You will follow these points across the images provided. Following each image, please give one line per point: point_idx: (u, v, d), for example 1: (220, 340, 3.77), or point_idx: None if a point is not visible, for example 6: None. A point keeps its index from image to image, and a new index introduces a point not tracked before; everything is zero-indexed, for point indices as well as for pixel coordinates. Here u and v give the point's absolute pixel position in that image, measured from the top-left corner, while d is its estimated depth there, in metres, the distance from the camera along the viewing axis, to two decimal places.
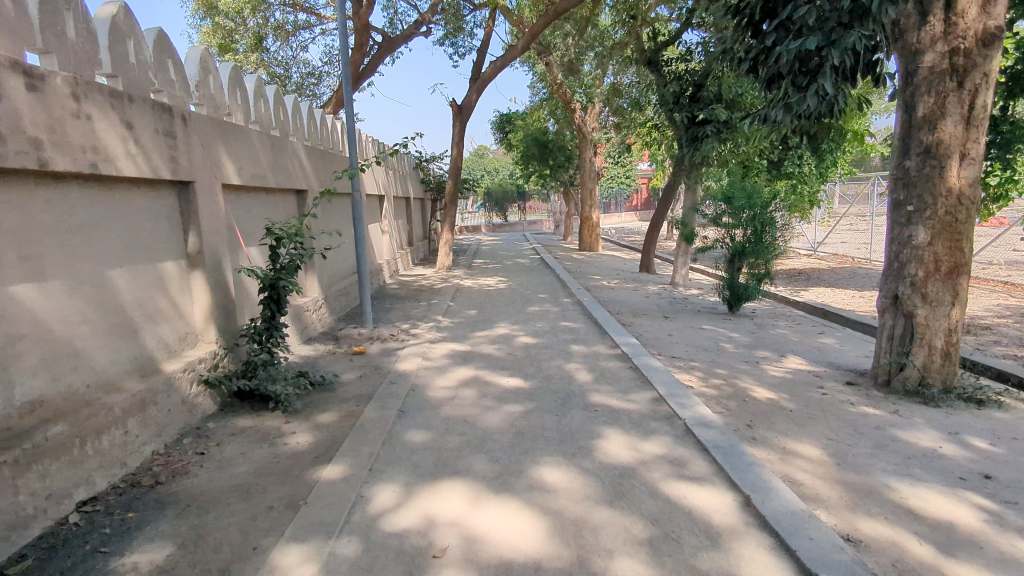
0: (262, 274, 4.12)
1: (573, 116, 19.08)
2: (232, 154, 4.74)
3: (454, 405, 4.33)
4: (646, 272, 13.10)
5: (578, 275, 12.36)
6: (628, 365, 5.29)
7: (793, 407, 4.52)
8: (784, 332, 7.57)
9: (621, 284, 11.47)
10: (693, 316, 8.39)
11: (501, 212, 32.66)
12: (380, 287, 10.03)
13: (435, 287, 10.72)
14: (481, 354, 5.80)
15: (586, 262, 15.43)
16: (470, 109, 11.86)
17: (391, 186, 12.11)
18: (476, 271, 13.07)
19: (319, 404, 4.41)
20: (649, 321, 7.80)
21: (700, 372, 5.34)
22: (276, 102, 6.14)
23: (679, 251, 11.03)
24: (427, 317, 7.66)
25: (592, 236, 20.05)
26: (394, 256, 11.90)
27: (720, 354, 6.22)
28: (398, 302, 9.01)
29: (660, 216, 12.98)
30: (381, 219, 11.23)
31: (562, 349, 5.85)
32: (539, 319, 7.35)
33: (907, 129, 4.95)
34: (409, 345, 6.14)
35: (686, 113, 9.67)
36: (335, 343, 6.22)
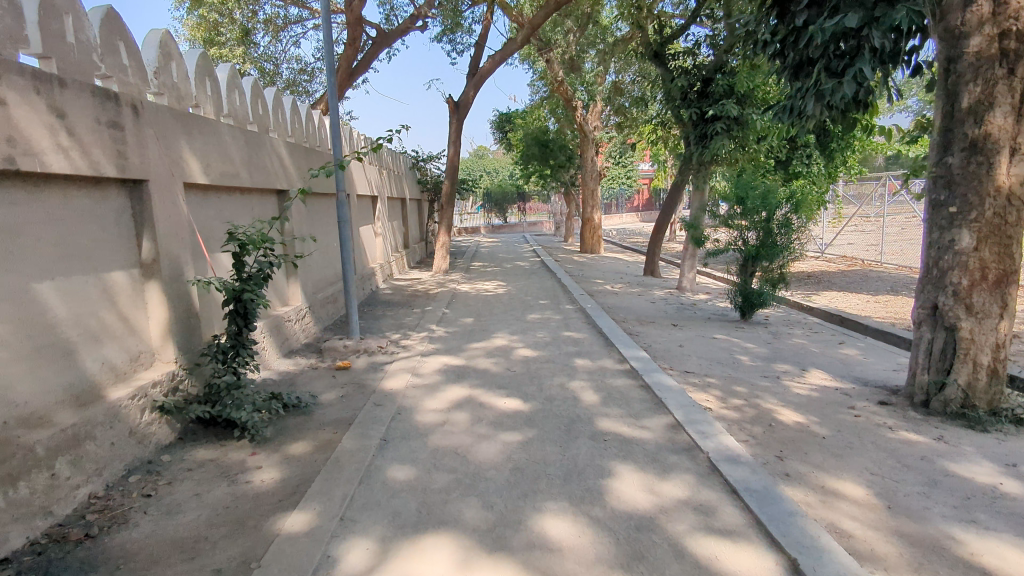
0: (224, 286, 3.62)
1: (575, 115, 18.58)
2: (196, 150, 4.24)
3: (444, 433, 3.83)
4: (651, 275, 12.60)
5: (580, 279, 11.86)
6: (638, 383, 4.78)
7: (826, 433, 4.02)
8: (802, 342, 7.07)
9: (625, 288, 10.98)
10: (703, 324, 7.89)
11: (501, 213, 32.19)
12: (373, 293, 9.53)
13: (431, 292, 10.22)
14: (477, 369, 5.30)
15: (589, 264, 14.93)
16: (467, 106, 11.37)
17: (385, 186, 11.62)
18: (474, 275, 12.57)
19: (292, 431, 3.90)
20: (657, 330, 7.30)
21: (718, 390, 4.84)
22: (254, 95, 5.64)
23: (686, 254, 10.53)
24: (420, 326, 7.16)
25: (594, 237, 19.54)
26: (388, 259, 11.41)
27: (736, 369, 5.72)
28: (390, 309, 8.52)
29: (665, 217, 12.48)
30: (374, 221, 10.74)
31: (565, 363, 5.35)
32: (539, 328, 6.86)
33: (948, 122, 4.45)
34: (399, 359, 5.64)
35: (695, 109, 9.18)
36: (318, 356, 5.74)
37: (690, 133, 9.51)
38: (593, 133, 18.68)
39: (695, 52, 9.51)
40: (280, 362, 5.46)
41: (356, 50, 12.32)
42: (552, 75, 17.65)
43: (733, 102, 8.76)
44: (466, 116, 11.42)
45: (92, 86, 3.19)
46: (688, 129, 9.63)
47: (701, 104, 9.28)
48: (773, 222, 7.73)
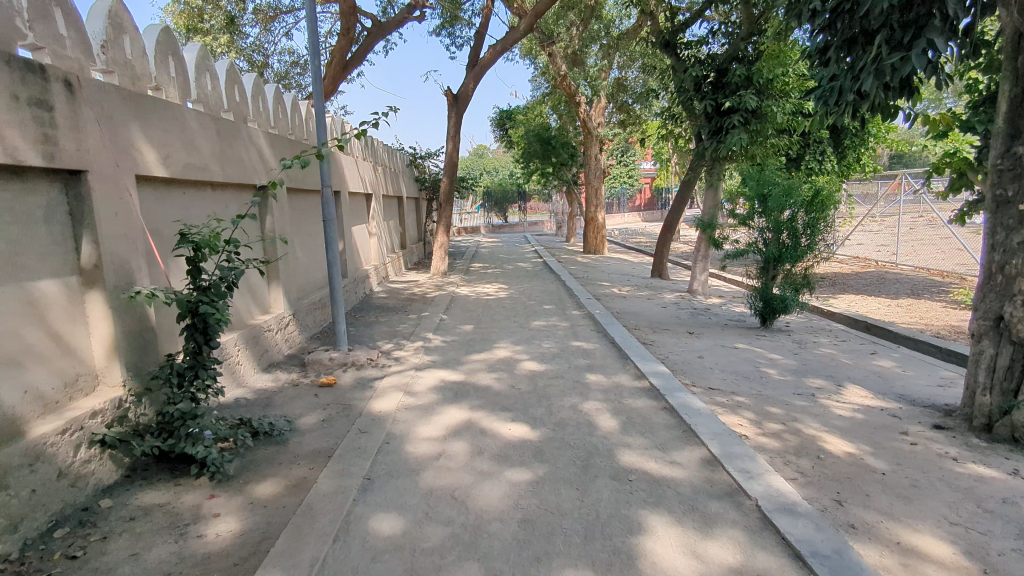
0: (176, 299, 3.03)
1: (578, 111, 17.99)
2: (153, 138, 3.67)
3: (440, 468, 3.26)
4: (660, 277, 12.05)
5: (586, 281, 11.29)
6: (661, 404, 4.21)
7: (884, 467, 3.46)
8: (831, 352, 6.50)
9: (633, 292, 10.41)
10: (722, 332, 7.32)
11: (501, 213, 31.57)
12: (366, 298, 8.95)
13: (429, 296, 9.64)
14: (477, 386, 4.72)
15: (593, 266, 14.35)
16: (466, 99, 10.79)
17: (380, 184, 11.04)
18: (473, 277, 11.99)
19: (260, 466, 3.33)
20: (673, 340, 6.72)
21: (750, 413, 4.28)
22: (229, 79, 5.06)
23: (699, 256, 9.96)
24: (415, 334, 6.58)
25: (598, 238, 18.96)
26: (384, 261, 10.83)
27: (766, 385, 5.14)
28: (384, 315, 7.94)
29: (675, 216, 11.90)
30: (368, 221, 10.17)
31: (577, 380, 4.78)
32: (544, 337, 6.28)
33: (1018, 106, 3.89)
34: (391, 374, 5.06)
35: (709, 101, 8.64)
36: (300, 370, 5.16)
37: (704, 126, 8.99)
38: (597, 129, 18.08)
39: (707, 41, 8.94)
40: (258, 377, 4.90)
41: (351, 40, 11.75)
42: (556, 70, 16.92)
43: (751, 93, 8.19)
44: (465, 109, 10.84)
45: (10, 56, 2.62)
46: (701, 122, 9.11)
47: (714, 95, 8.73)
48: (796, 222, 7.16)
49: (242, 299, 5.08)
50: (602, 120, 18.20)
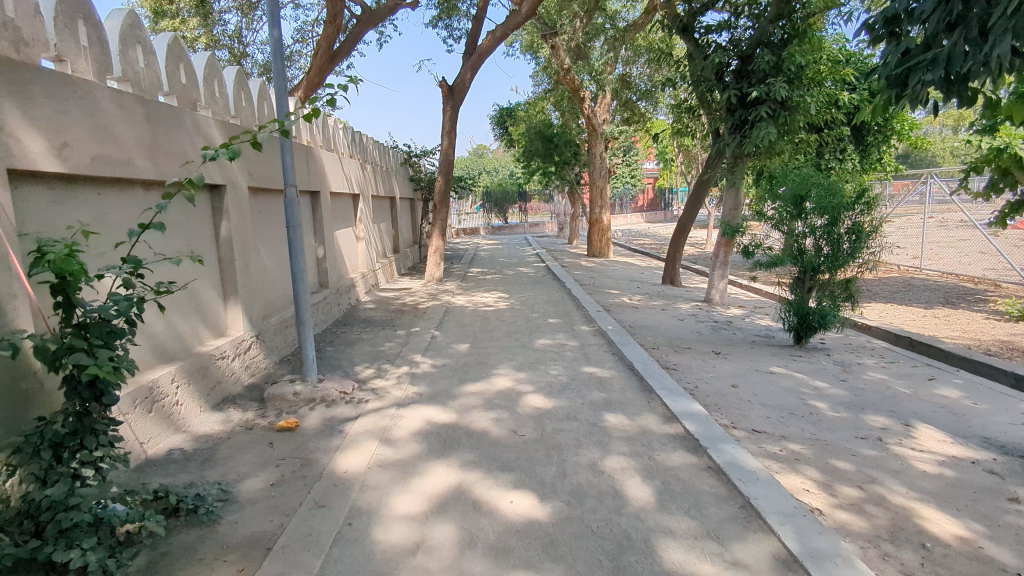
0: (40, 343, 2.13)
1: (582, 107, 17.12)
2: (39, 122, 2.78)
3: (417, 571, 2.38)
4: (672, 284, 11.22)
5: (592, 289, 10.43)
6: (703, 461, 3.33)
7: (1016, 562, 2.57)
8: (882, 377, 5.63)
9: (645, 301, 9.55)
10: (751, 352, 6.45)
11: (501, 213, 30.57)
12: (350, 310, 8.05)
13: (421, 307, 8.77)
14: (471, 432, 3.83)
15: (599, 271, 13.47)
16: (463, 91, 9.91)
17: (370, 183, 10.18)
18: (471, 284, 11.13)
19: (171, 565, 2.44)
20: (698, 363, 5.83)
21: (814, 470, 3.39)
22: (171, 56, 4.18)
23: (717, 263, 9.11)
24: (401, 357, 5.69)
25: (602, 240, 18.03)
26: (373, 267, 9.95)
27: (820, 426, 4.26)
28: (369, 331, 7.04)
29: (688, 219, 11.03)
30: (356, 224, 9.29)
31: (593, 424, 3.88)
32: (551, 362, 5.39)
33: None
34: (366, 413, 4.17)
35: (733, 91, 7.73)
36: (258, 407, 4.28)
37: (727, 120, 8.12)
38: (602, 126, 17.18)
39: (729, 25, 8.04)
40: (205, 420, 4.02)
41: (339, 29, 10.87)
42: (558, 63, 16.01)
43: (782, 82, 7.31)
44: (461, 102, 9.99)
45: None
46: (723, 116, 8.25)
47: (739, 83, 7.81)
48: (837, 227, 6.24)
49: (187, 322, 4.21)
50: (607, 117, 17.27)
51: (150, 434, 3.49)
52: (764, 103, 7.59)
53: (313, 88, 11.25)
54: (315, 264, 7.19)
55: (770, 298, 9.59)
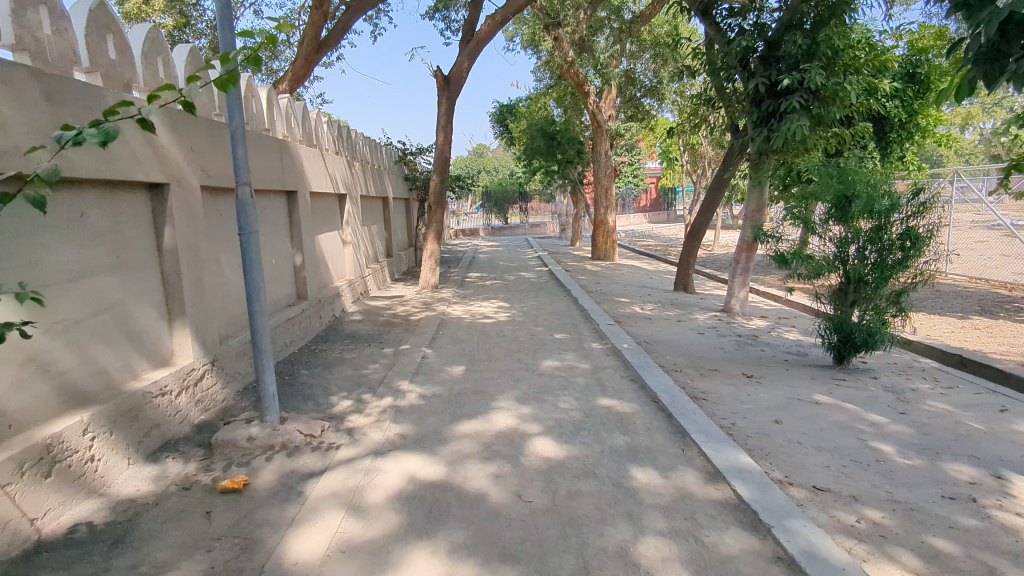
0: None
1: (586, 102, 16.32)
2: None
3: None
4: (684, 291, 10.49)
5: (600, 297, 9.64)
6: (770, 547, 2.52)
7: None
8: (945, 408, 4.82)
9: (658, 311, 8.76)
10: (786, 374, 5.66)
11: (501, 213, 29.65)
12: (333, 323, 7.23)
13: (413, 318, 7.97)
14: (464, 495, 3.03)
15: (605, 276, 12.64)
16: (459, 81, 9.12)
17: (359, 183, 9.39)
18: (468, 290, 10.35)
19: None
20: (730, 391, 5.02)
21: (912, 557, 2.59)
22: (94, 25, 3.38)
23: (737, 272, 8.40)
24: (385, 384, 4.89)
25: (607, 243, 17.21)
26: (362, 273, 9.16)
27: (895, 480, 3.45)
28: (352, 348, 6.24)
29: (703, 221, 10.22)
30: (342, 227, 8.49)
31: (618, 485, 3.08)
32: (560, 393, 4.59)
33: None
34: (335, 466, 3.37)
35: (760, 79, 6.87)
36: (202, 457, 3.49)
37: (752, 113, 7.27)
38: (607, 123, 16.39)
39: (754, 7, 7.19)
40: (132, 476, 3.21)
41: (326, 16, 10.08)
42: (562, 55, 15.26)
43: (818, 68, 6.46)
44: (457, 93, 9.19)
45: None
46: (747, 108, 7.39)
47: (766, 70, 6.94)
48: (887, 231, 5.42)
49: (115, 353, 3.41)
50: (612, 113, 16.50)
51: (45, 505, 2.69)
52: (797, 92, 6.73)
53: (298, 80, 10.46)
54: (293, 272, 6.40)
55: (796, 309, 8.84)
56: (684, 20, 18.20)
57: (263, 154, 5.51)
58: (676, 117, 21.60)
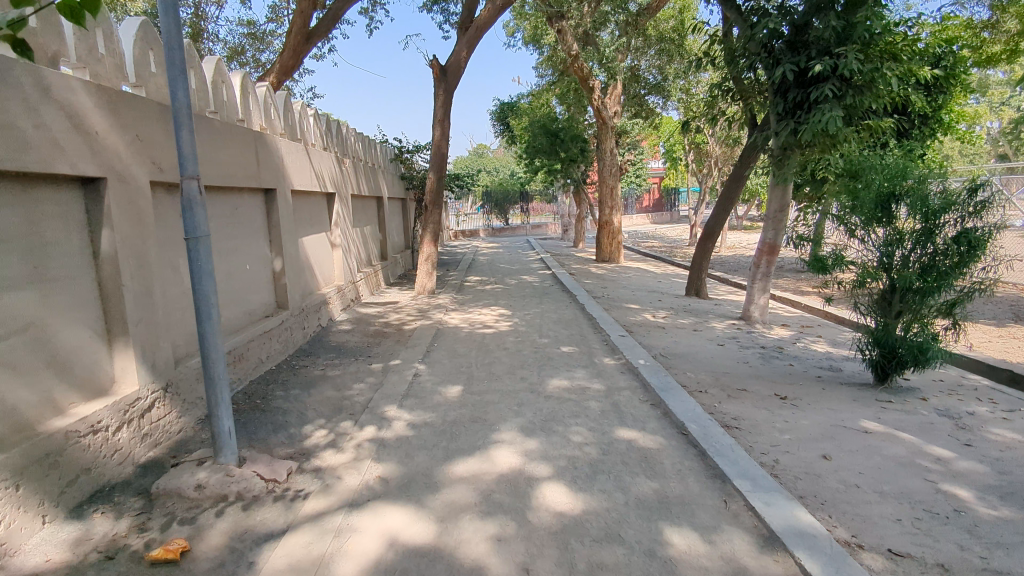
0: None
1: (591, 98, 15.65)
2: None
3: None
4: (697, 296, 9.92)
5: (609, 303, 9.02)
6: None
7: None
8: (1014, 437, 4.19)
9: (672, 318, 8.14)
10: (823, 395, 5.03)
11: (501, 214, 28.98)
12: (318, 335, 6.60)
13: (407, 328, 7.35)
14: (456, 568, 2.40)
15: (611, 280, 12.00)
16: (456, 71, 8.49)
17: (350, 182, 8.77)
18: (468, 296, 9.73)
19: None
20: (765, 416, 4.39)
21: None
22: None
23: (757, 277, 7.81)
24: (369, 410, 4.26)
25: (612, 244, 16.57)
26: (354, 278, 8.54)
27: (986, 540, 2.82)
28: (337, 364, 5.61)
29: (718, 221, 9.61)
30: (331, 228, 7.88)
31: (650, 554, 2.45)
32: (571, 422, 3.96)
33: None
34: (300, 524, 2.74)
35: (788, 66, 6.18)
36: (139, 510, 2.87)
37: (778, 104, 6.63)
38: (613, 119, 15.66)
39: None
40: (45, 541, 2.59)
41: (316, 4, 9.46)
42: (565, 49, 14.51)
43: (854, 52, 5.79)
44: (455, 84, 8.57)
45: None
46: (772, 98, 6.75)
47: (793, 56, 6.29)
48: (938, 234, 4.77)
49: (28, 386, 2.78)
50: (617, 109, 15.81)
51: None
52: (830, 80, 6.07)
53: (287, 72, 9.81)
54: (271, 280, 5.78)
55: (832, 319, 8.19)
56: (690, 14, 17.56)
57: (234, 148, 4.88)
58: (682, 115, 20.95)
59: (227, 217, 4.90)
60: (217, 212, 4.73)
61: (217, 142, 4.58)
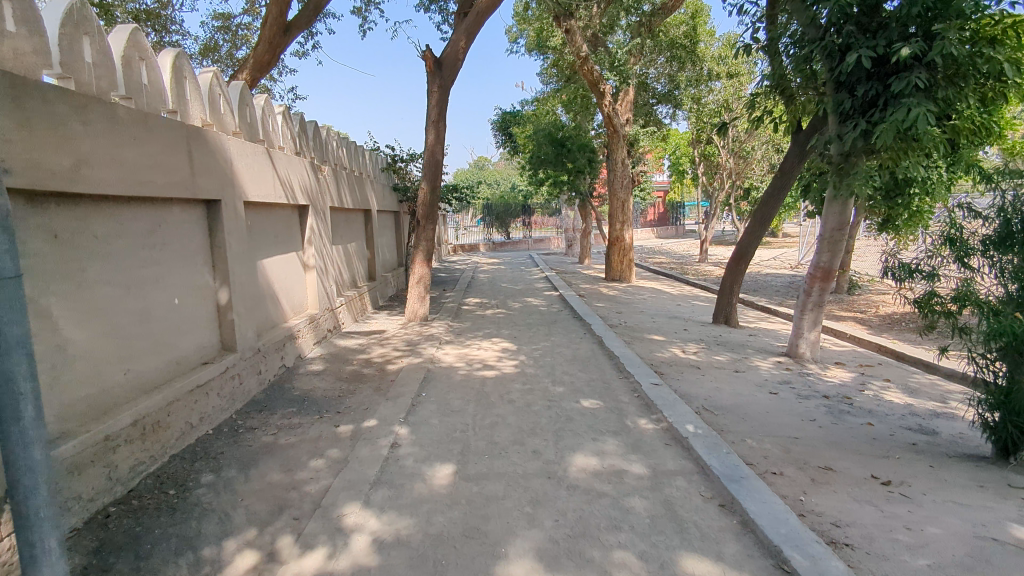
0: None
1: (600, 104, 14.53)
2: None
3: None
4: (727, 324, 8.78)
5: (628, 333, 7.80)
6: None
7: None
8: None
9: (705, 355, 6.92)
10: (936, 475, 3.78)
11: (502, 228, 27.85)
12: (279, 380, 5.35)
13: (391, 367, 6.10)
14: None
15: (626, 303, 10.78)
16: (453, 64, 7.38)
17: (330, 193, 7.58)
18: (466, 323, 8.50)
19: None
20: (877, 519, 3.14)
21: None
22: None
23: (807, 307, 6.63)
24: (321, 512, 3.01)
25: (623, 262, 15.38)
26: (332, 305, 7.30)
27: None
28: (294, 425, 4.36)
29: (752, 240, 8.45)
30: (303, 247, 6.66)
31: None
32: (611, 543, 2.71)
33: None
34: None
35: (863, 51, 4.96)
36: None
37: (844, 100, 5.44)
38: (624, 127, 14.52)
39: None
40: None
41: None
42: (574, 51, 13.46)
43: (955, 31, 4.55)
44: (452, 80, 7.46)
45: None
46: (834, 94, 5.58)
47: (868, 40, 5.11)
48: None
49: None
50: (629, 117, 14.70)
51: None
52: (916, 68, 4.89)
53: (262, 67, 8.71)
54: (215, 315, 4.54)
55: (902, 362, 7.10)
56: (703, 20, 16.62)
57: (154, 145, 3.66)
58: (692, 127, 19.93)
59: (142, 236, 3.67)
60: (126, 231, 3.50)
61: (124, 136, 3.36)
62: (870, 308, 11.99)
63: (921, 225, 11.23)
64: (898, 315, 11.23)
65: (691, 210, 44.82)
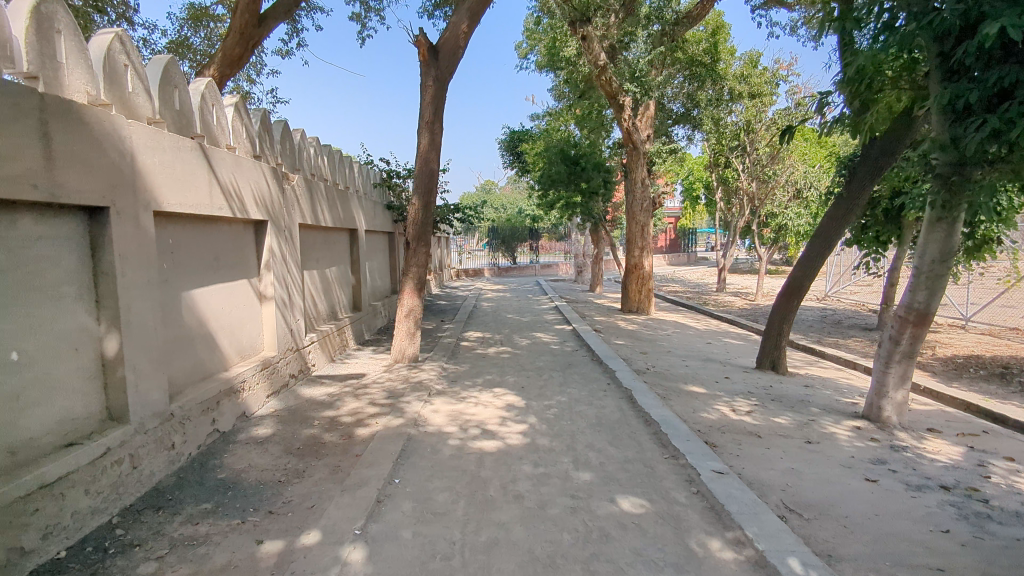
0: None
1: (619, 119, 13.18)
2: None
3: None
4: (777, 370, 7.35)
5: (661, 383, 6.38)
6: None
7: None
8: None
9: (763, 416, 5.48)
10: None
11: (508, 252, 26.48)
12: (205, 454, 3.94)
13: (362, 431, 4.69)
14: None
15: (650, 341, 9.36)
16: (450, 51, 6.19)
17: (302, 206, 6.29)
18: (463, 364, 7.10)
19: None
20: None
21: None
22: None
23: (893, 357, 5.25)
24: None
25: (641, 292, 13.93)
26: (298, 343, 5.94)
27: None
28: (197, 539, 2.94)
29: (806, 272, 7.06)
30: (260, 270, 5.33)
31: None
32: None
33: None
34: None
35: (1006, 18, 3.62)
36: None
37: (964, 91, 4.08)
38: (645, 144, 13.23)
39: None
40: None
41: None
42: (591, 59, 12.02)
43: None
44: (449, 72, 6.28)
45: None
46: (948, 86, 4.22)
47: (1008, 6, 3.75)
48: None
49: None
50: (650, 133, 13.29)
51: None
52: None
53: (232, 62, 7.48)
54: (97, 370, 3.18)
55: (1012, 429, 5.61)
56: (727, 34, 15.46)
57: None
58: (709, 150, 18.68)
59: None
60: None
61: None
62: (927, 349, 10.49)
63: (985, 254, 9.86)
64: (964, 358, 9.73)
65: (702, 237, 43.45)
